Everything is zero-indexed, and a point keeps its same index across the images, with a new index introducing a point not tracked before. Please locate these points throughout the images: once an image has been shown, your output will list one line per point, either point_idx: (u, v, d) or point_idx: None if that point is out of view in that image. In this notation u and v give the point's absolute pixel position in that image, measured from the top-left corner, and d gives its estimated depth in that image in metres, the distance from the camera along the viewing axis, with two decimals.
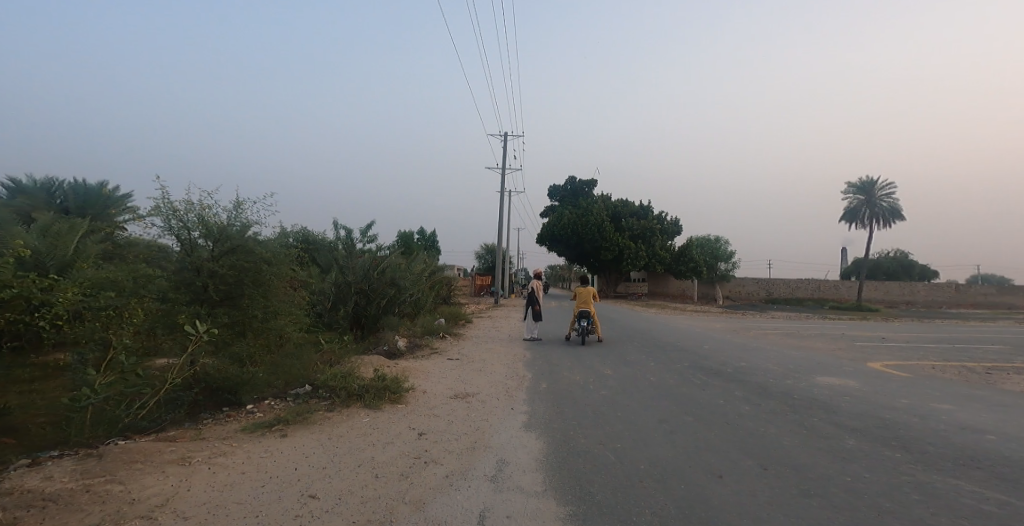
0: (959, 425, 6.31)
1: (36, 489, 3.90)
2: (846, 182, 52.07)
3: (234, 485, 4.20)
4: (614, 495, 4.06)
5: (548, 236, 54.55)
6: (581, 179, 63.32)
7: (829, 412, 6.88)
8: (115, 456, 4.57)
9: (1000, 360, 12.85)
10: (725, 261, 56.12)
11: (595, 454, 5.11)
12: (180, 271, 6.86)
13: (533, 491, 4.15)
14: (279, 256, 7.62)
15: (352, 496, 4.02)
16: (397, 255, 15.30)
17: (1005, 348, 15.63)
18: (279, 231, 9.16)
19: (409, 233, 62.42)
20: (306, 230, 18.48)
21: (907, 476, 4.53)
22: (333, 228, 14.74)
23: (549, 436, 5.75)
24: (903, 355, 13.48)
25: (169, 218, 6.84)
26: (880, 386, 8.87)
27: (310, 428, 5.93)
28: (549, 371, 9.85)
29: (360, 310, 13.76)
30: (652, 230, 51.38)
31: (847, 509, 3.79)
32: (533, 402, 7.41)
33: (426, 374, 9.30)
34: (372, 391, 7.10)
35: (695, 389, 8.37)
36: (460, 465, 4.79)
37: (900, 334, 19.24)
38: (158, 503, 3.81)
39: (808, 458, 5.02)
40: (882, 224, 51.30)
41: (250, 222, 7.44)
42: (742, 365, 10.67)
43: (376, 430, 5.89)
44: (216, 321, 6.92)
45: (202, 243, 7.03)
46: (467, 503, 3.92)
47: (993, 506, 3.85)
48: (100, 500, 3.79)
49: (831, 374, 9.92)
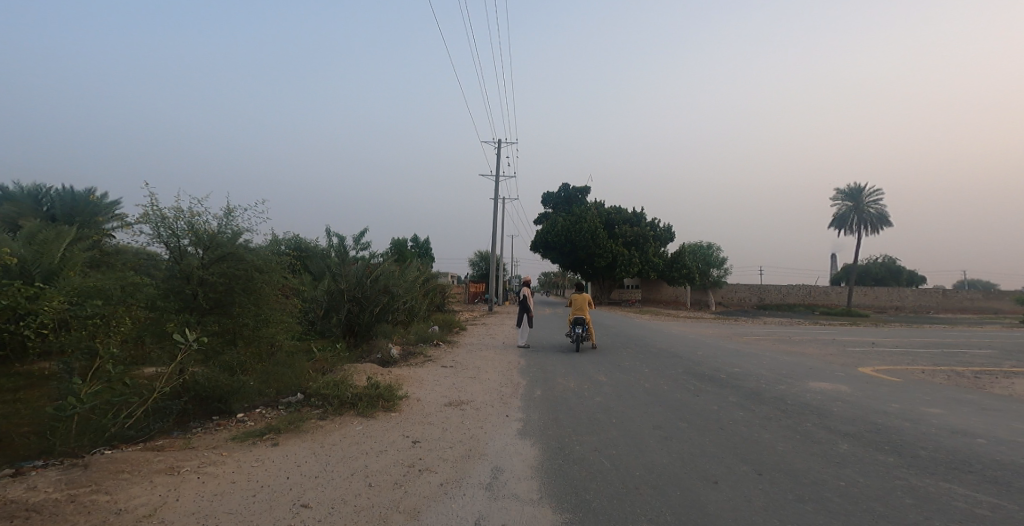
0: (950, 429, 6.35)
1: (19, 500, 3.78)
2: (836, 190, 52.67)
3: (224, 495, 4.12)
4: (610, 503, 4.01)
5: (542, 242, 54.35)
6: (575, 186, 63.61)
7: (822, 418, 6.89)
8: (100, 466, 4.44)
9: (987, 364, 13.02)
10: (718, 269, 56.71)
11: (590, 461, 5.08)
12: (169, 279, 6.77)
13: (529, 498, 4.11)
14: (271, 264, 7.56)
15: (345, 505, 3.95)
16: (391, 263, 15.26)
17: (994, 352, 15.84)
18: (272, 238, 9.13)
19: (402, 240, 63.78)
20: (299, 237, 18.40)
21: (901, 480, 4.52)
22: (327, 235, 14.72)
23: (543, 443, 5.71)
24: (895, 360, 13.60)
25: (158, 225, 6.72)
26: (872, 391, 8.92)
27: (303, 437, 5.85)
28: (543, 379, 9.78)
29: (353, 317, 13.63)
30: (645, 238, 51.57)
31: (841, 514, 3.77)
32: (527, 409, 7.36)
33: (421, 382, 9.22)
34: (365, 398, 7.04)
35: (690, 395, 8.36)
36: (456, 473, 4.74)
37: (893, 340, 19.40)
38: (145, 513, 3.72)
39: (803, 463, 5.01)
40: (871, 232, 51.83)
41: (241, 229, 7.38)
42: (736, 371, 10.69)
43: (370, 439, 5.81)
44: (206, 329, 6.85)
45: (192, 251, 6.95)
46: (463, 511, 3.86)
47: (987, 509, 3.84)
48: (86, 511, 3.70)
49: (824, 379, 9.98)
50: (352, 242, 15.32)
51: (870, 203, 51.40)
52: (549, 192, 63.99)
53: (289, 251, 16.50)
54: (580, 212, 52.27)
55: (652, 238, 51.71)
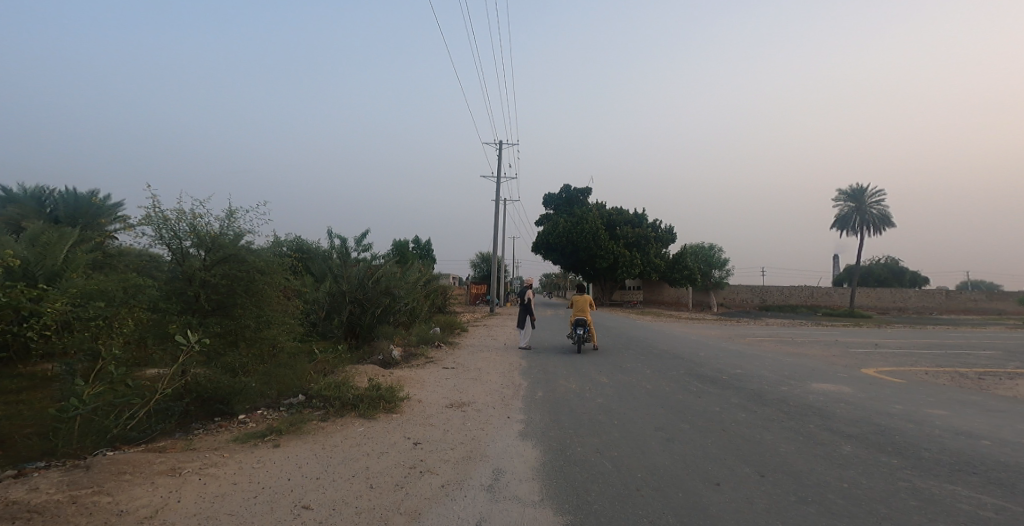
0: (953, 430, 6.34)
1: (21, 501, 3.79)
2: (837, 190, 52.70)
3: (226, 496, 4.13)
4: (611, 504, 4.01)
5: (542, 243, 54.34)
6: (575, 187, 63.70)
7: (824, 419, 6.89)
8: (102, 468, 4.44)
9: (990, 364, 13.02)
10: (719, 270, 56.74)
11: (592, 462, 5.08)
12: (171, 281, 6.78)
13: (531, 500, 4.11)
14: (273, 265, 7.57)
15: (346, 507, 3.95)
16: (392, 263, 15.29)
17: (996, 352, 15.85)
18: (273, 239, 9.15)
19: (404, 241, 64.06)
20: (300, 238, 18.45)
21: (904, 481, 4.52)
22: (328, 237, 14.78)
23: (545, 444, 5.72)
24: (897, 360, 13.61)
25: (160, 227, 6.76)
26: (874, 392, 8.92)
27: (304, 438, 5.85)
28: (544, 380, 9.79)
29: (354, 318, 13.64)
30: (646, 238, 51.58)
31: (843, 515, 3.77)
32: (529, 411, 7.37)
33: (422, 383, 9.24)
34: (367, 399, 7.05)
35: (691, 396, 8.36)
36: (457, 475, 4.74)
37: (895, 340, 19.40)
38: (147, 514, 3.73)
39: (805, 464, 5.01)
40: (875, 232, 51.67)
41: (243, 230, 7.39)
42: (738, 372, 10.70)
43: (371, 440, 5.81)
44: (207, 330, 6.86)
45: (194, 253, 6.97)
46: (464, 513, 3.86)
47: (990, 511, 3.84)
48: (88, 512, 3.71)
49: (826, 380, 9.99)
50: (353, 243, 15.35)
51: (872, 203, 51.37)
52: (550, 193, 64.07)
53: (291, 252, 16.55)
54: (580, 213, 52.26)
55: (653, 239, 51.74)
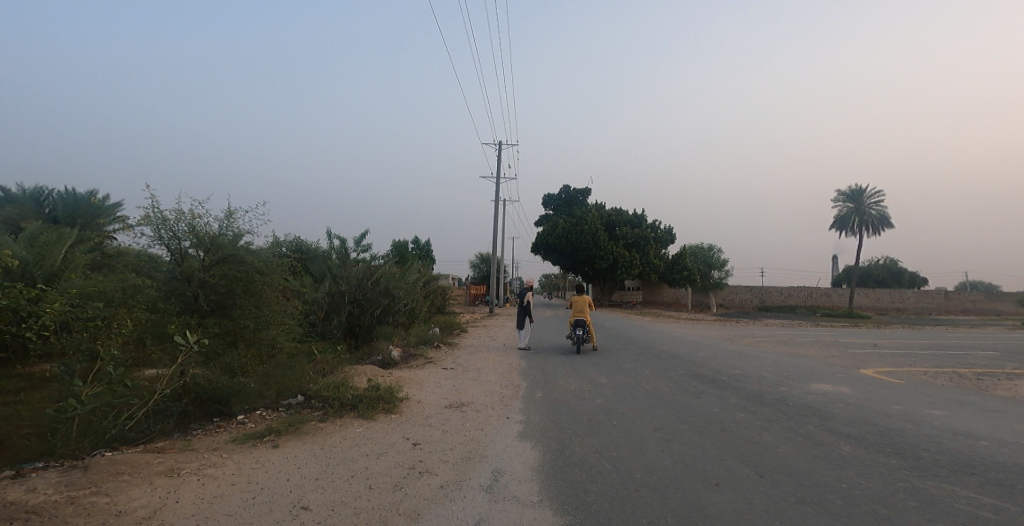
0: (952, 431, 6.33)
1: (19, 502, 3.78)
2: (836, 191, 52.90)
3: (224, 497, 4.12)
4: (611, 505, 4.00)
5: (542, 244, 54.30)
6: (575, 188, 63.75)
7: (824, 420, 6.88)
8: (101, 468, 4.44)
9: (989, 366, 12.99)
10: (719, 270, 56.71)
11: (591, 463, 5.07)
12: (170, 281, 6.76)
13: (530, 501, 4.09)
14: (272, 265, 7.56)
15: (345, 508, 3.94)
16: (392, 264, 15.27)
17: (995, 353, 15.83)
18: (273, 239, 9.13)
19: (404, 241, 64.29)
20: (300, 239, 18.43)
21: (903, 482, 4.50)
22: (328, 237, 14.76)
23: (544, 445, 5.71)
24: (897, 361, 13.58)
25: (159, 227, 6.74)
26: (874, 393, 8.89)
27: (303, 439, 5.84)
28: (544, 381, 9.78)
29: (353, 319, 13.60)
30: (646, 238, 51.58)
31: (843, 516, 3.76)
32: (528, 411, 7.36)
33: (421, 384, 9.22)
34: (366, 400, 7.04)
35: (690, 397, 8.35)
36: (455, 476, 4.73)
37: (894, 341, 19.35)
38: (146, 515, 3.73)
39: (804, 465, 5.01)
40: (875, 232, 51.65)
41: (242, 231, 7.36)
42: (737, 373, 10.69)
43: (370, 440, 5.81)
44: (206, 331, 6.85)
45: (193, 253, 6.95)
46: (462, 514, 3.86)
47: (990, 512, 3.83)
48: (85, 513, 3.70)
49: (825, 381, 9.97)
50: (353, 243, 15.32)
51: (871, 204, 51.38)
52: (550, 194, 64.02)
53: (290, 253, 16.52)
54: (580, 213, 52.24)
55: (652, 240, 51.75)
